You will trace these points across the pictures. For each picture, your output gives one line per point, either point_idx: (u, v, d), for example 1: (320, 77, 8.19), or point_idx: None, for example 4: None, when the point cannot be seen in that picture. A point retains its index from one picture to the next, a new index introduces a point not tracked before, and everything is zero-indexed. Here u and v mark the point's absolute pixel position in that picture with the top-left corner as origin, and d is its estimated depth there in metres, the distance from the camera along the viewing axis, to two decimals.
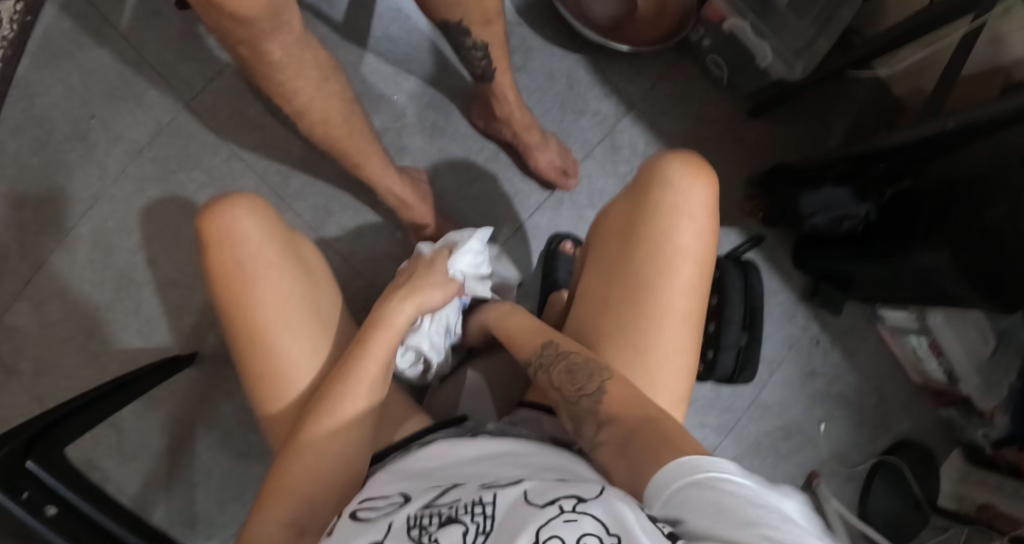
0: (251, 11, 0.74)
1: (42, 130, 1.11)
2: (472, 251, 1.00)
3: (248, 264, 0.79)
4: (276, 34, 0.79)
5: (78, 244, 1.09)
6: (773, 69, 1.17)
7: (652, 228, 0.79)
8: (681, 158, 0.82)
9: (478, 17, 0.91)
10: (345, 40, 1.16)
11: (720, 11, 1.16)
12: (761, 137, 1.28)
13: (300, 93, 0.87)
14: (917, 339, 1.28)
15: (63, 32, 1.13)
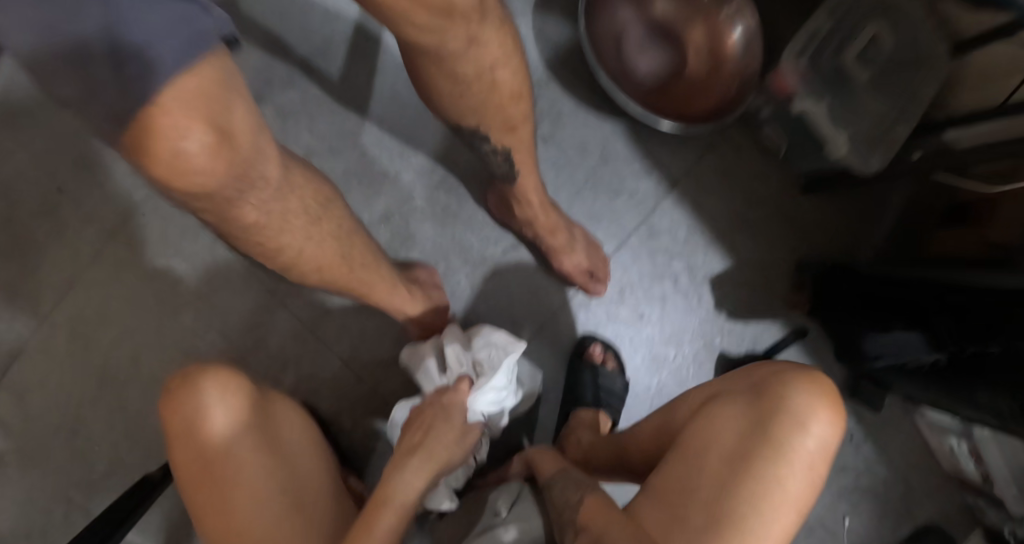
0: (214, 182, 0.61)
1: (9, 204, 1.00)
2: (495, 387, 0.91)
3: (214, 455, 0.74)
4: (252, 191, 0.66)
5: (54, 332, 1.01)
6: (845, 160, 1.00)
7: (762, 464, 0.67)
8: (811, 382, 0.70)
9: (500, 124, 0.78)
10: (342, 107, 1.04)
11: (788, 85, 0.99)
12: (815, 215, 1.13)
13: (288, 246, 0.75)
14: (956, 441, 1.16)
15: (27, 89, 1.00)
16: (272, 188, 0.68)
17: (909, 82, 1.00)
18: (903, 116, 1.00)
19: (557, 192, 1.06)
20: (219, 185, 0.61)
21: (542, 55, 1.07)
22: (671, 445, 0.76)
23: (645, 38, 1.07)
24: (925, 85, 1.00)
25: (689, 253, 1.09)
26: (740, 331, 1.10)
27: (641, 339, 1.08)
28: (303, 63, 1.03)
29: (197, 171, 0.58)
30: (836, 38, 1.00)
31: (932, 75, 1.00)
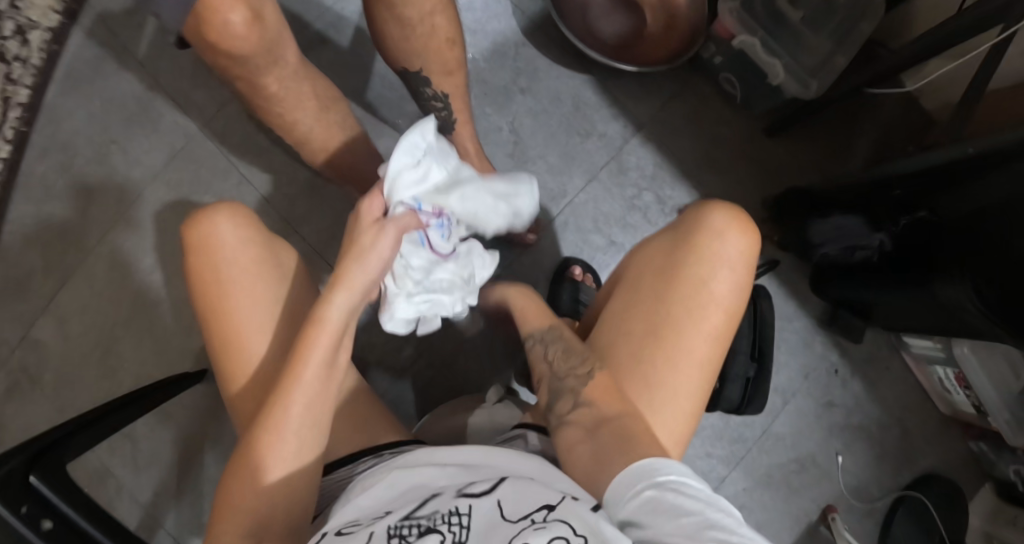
0: (247, 49, 0.77)
1: (67, 155, 1.16)
2: (410, 167, 0.83)
3: (228, 268, 0.78)
4: (273, 67, 0.81)
5: (97, 262, 1.14)
6: (785, 86, 1.13)
7: (693, 271, 0.78)
8: (731, 210, 0.80)
9: (440, 67, 0.94)
10: (351, 67, 1.17)
11: (727, 28, 1.12)
12: (781, 156, 1.23)
13: (301, 122, 0.88)
14: (942, 369, 1.19)
15: (88, 59, 1.18)
16: (289, 71, 0.83)
17: (846, 21, 1.13)
18: (841, 50, 1.12)
19: (535, 134, 1.16)
20: (251, 53, 0.77)
21: (520, 23, 1.20)
22: (614, 280, 0.85)
23: (609, 3, 1.18)
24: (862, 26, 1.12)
25: (657, 188, 1.18)
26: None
27: (617, 266, 1.15)
28: (319, 36, 1.18)
29: (236, 41, 0.75)
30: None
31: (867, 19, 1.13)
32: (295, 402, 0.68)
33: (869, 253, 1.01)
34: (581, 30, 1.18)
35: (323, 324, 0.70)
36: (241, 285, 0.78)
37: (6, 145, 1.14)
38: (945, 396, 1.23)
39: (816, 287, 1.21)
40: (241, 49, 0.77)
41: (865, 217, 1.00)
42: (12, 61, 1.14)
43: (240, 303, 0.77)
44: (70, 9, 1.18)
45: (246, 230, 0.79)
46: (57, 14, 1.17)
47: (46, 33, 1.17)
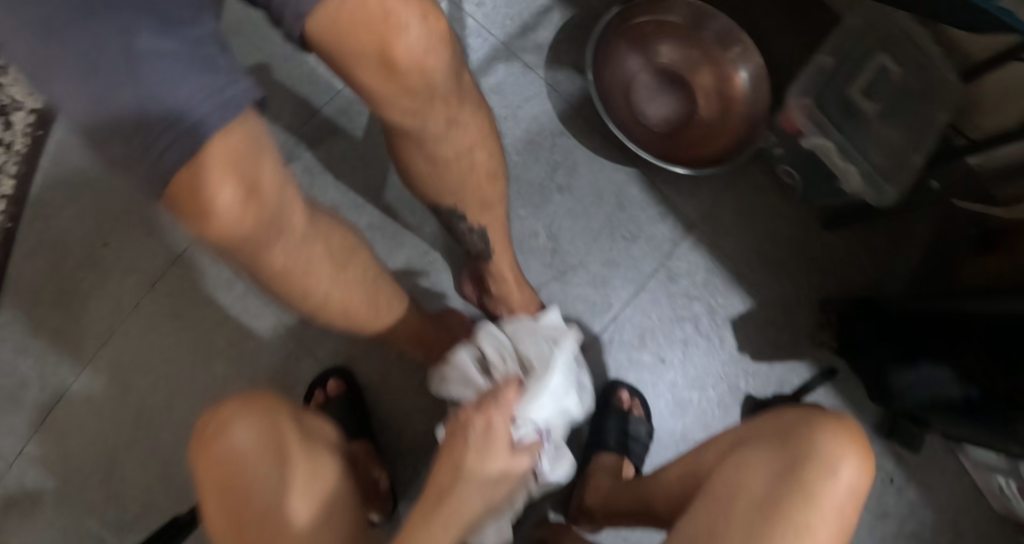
0: (244, 231, 0.65)
1: (59, 255, 1.05)
2: (552, 391, 0.84)
3: (240, 478, 0.60)
4: (277, 240, 0.69)
5: (94, 377, 1.05)
6: (860, 192, 1.01)
7: (789, 502, 0.64)
8: (841, 423, 0.68)
9: (476, 203, 0.82)
10: (369, 163, 1.06)
11: (795, 123, 1.00)
12: (839, 250, 1.12)
13: (315, 291, 0.75)
14: (1002, 478, 1.11)
15: (77, 150, 1.08)
16: (297, 239, 0.71)
17: (919, 108, 1.02)
18: (918, 145, 1.01)
19: (574, 239, 1.07)
20: (246, 235, 0.65)
21: (555, 106, 1.09)
22: (693, 489, 0.75)
23: (654, 85, 1.08)
24: (936, 112, 1.02)
25: (714, 298, 1.09)
26: (766, 372, 1.09)
27: (663, 384, 1.07)
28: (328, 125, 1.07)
29: (235, 225, 0.64)
30: (845, 72, 1.02)
31: (942, 103, 1.02)
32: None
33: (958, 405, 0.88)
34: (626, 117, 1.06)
35: None
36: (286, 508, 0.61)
37: None
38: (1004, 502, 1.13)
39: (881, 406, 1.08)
40: (240, 231, 0.65)
41: (951, 363, 0.88)
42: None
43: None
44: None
45: (265, 437, 0.62)
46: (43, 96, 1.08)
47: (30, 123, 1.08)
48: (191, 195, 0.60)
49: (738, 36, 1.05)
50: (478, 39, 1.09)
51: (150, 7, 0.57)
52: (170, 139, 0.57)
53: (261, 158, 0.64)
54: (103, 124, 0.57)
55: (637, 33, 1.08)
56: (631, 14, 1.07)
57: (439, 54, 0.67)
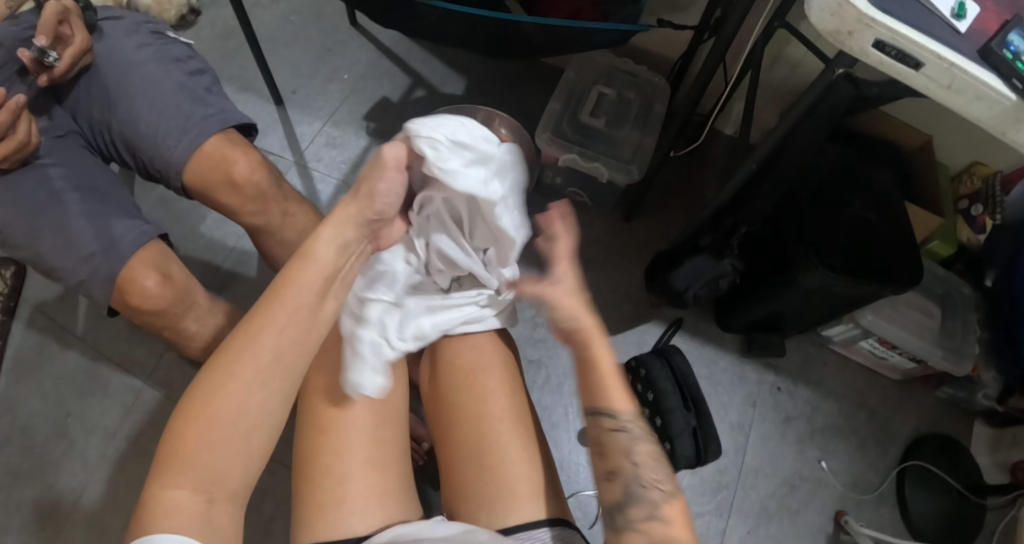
0: (163, 303, 0.95)
1: (27, 439, 1.24)
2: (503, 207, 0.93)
3: (343, 344, 0.87)
4: (189, 311, 0.99)
5: (74, 532, 1.19)
6: (615, 179, 1.25)
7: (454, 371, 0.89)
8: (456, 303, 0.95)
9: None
10: (261, 289, 1.31)
11: (551, 154, 1.26)
12: (645, 233, 1.34)
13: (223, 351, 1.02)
14: (867, 342, 1.28)
15: (32, 347, 1.31)
16: (205, 311, 1.01)
17: (642, 103, 1.31)
18: (648, 131, 1.28)
19: None
20: (166, 306, 0.95)
21: None
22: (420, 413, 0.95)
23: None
24: (654, 105, 1.31)
25: None
26: (623, 341, 1.26)
27: (540, 381, 1.22)
28: (228, 273, 1.32)
29: (153, 300, 0.94)
30: (574, 106, 1.30)
31: (657, 95, 1.31)
32: (246, 368, 0.71)
33: (729, 278, 1.17)
34: None
35: (310, 262, 0.78)
36: (361, 426, 0.82)
37: None
38: (884, 362, 1.32)
39: (721, 321, 1.30)
40: (159, 305, 0.95)
41: (710, 254, 1.15)
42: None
43: (346, 365, 0.85)
44: (8, 308, 1.32)
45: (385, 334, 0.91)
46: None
47: None
48: (129, 277, 0.92)
49: (503, 118, 1.29)
50: (324, 183, 1.37)
51: (86, 187, 0.94)
52: (115, 245, 0.91)
53: (172, 259, 0.97)
54: (73, 252, 0.90)
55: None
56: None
57: (263, 170, 0.99)
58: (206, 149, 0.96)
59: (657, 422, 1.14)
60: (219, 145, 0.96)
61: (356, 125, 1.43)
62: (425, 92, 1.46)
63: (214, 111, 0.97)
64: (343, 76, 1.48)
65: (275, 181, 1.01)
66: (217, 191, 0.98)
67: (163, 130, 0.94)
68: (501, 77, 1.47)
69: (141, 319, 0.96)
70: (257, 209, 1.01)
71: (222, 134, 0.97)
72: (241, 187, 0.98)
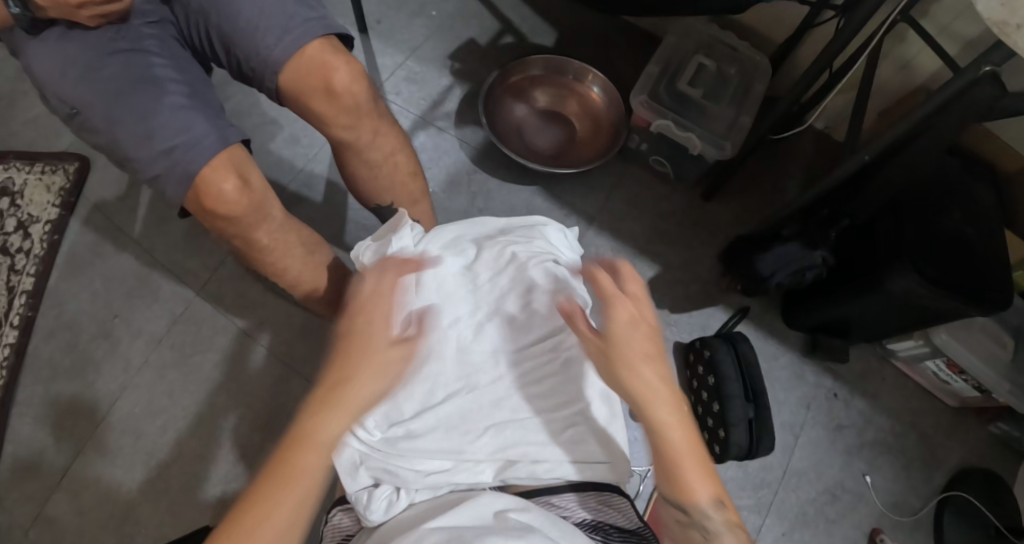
0: (238, 210, 0.91)
1: (72, 334, 1.25)
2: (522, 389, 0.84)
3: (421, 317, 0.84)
4: (262, 223, 0.94)
5: (109, 432, 1.19)
6: (706, 153, 1.21)
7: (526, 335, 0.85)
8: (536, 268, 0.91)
9: (403, 198, 1.04)
10: (327, 216, 1.28)
11: (644, 116, 1.22)
12: (721, 214, 1.30)
13: (288, 268, 1.00)
14: (933, 363, 1.23)
15: (87, 244, 1.31)
16: (276, 225, 0.96)
17: (742, 81, 1.26)
18: (743, 112, 1.23)
19: None
20: (240, 214, 0.91)
21: (468, 155, 1.32)
22: None
23: (539, 121, 1.29)
24: (755, 86, 1.25)
25: None
26: (687, 321, 1.25)
27: None
28: (293, 196, 1.29)
29: (230, 205, 0.90)
30: (671, 75, 1.25)
31: (758, 74, 1.26)
32: None
33: (818, 271, 1.14)
34: (519, 146, 1.26)
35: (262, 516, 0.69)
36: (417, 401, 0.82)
37: (14, 330, 1.24)
38: (944, 386, 1.26)
39: (787, 317, 1.27)
40: (234, 212, 0.91)
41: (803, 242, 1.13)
42: (14, 254, 1.29)
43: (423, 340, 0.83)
44: (67, 202, 1.33)
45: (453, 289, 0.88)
46: (55, 207, 1.32)
47: (48, 227, 1.31)
48: (207, 176, 0.88)
49: (591, 71, 1.29)
50: (401, 116, 1.34)
51: (175, 78, 0.90)
52: (196, 143, 0.87)
53: (251, 165, 0.93)
54: (158, 143, 0.86)
55: (515, 85, 1.30)
56: (507, 72, 1.29)
57: (361, 84, 0.95)
58: (307, 54, 0.92)
59: (712, 408, 1.14)
60: (320, 51, 0.92)
61: (438, 63, 1.39)
62: (514, 40, 1.41)
63: (317, 17, 0.93)
64: (431, 12, 1.43)
65: (372, 100, 0.97)
66: (311, 97, 0.94)
67: (265, 27, 0.90)
68: (593, 36, 1.41)
69: (216, 225, 0.93)
70: (349, 122, 0.97)
71: (324, 39, 0.93)
72: (338, 99, 0.94)
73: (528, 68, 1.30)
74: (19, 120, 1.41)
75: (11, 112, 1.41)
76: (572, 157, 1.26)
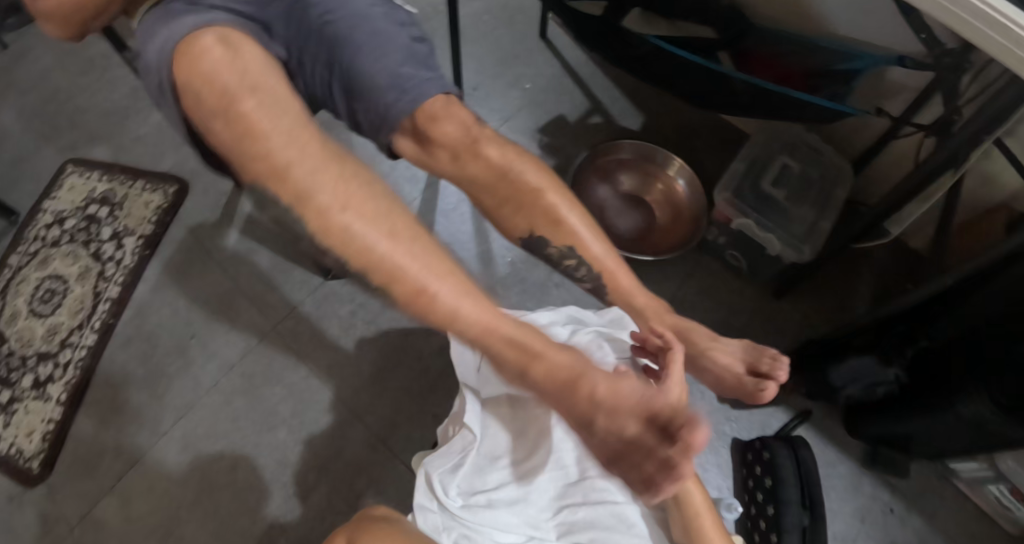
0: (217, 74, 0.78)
1: (149, 346, 1.30)
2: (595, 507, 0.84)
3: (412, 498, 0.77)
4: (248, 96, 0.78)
5: (168, 445, 1.22)
6: (784, 255, 1.22)
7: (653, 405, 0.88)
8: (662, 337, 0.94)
9: (544, 221, 0.97)
10: None
11: (726, 212, 1.24)
12: (791, 315, 1.31)
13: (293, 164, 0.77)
14: (997, 488, 1.20)
15: (175, 263, 1.37)
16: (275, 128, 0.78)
17: (823, 187, 1.29)
18: (822, 216, 1.25)
19: None
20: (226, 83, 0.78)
21: None
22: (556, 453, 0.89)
23: (621, 203, 1.33)
24: (836, 191, 1.28)
25: None
26: (748, 419, 1.26)
27: None
28: None
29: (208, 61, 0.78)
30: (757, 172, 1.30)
31: (841, 181, 1.29)
32: None
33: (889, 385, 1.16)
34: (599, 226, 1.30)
35: None
36: None
37: (94, 334, 1.30)
38: (1008, 513, 1.22)
39: (852, 426, 1.26)
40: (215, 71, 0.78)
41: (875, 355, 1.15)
42: (106, 262, 1.37)
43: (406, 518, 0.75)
44: (163, 221, 1.40)
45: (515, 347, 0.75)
46: (152, 224, 1.40)
47: (142, 242, 1.38)
48: (193, 49, 0.78)
49: (675, 159, 1.33)
50: None
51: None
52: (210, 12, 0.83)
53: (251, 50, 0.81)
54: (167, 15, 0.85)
55: (601, 166, 1.35)
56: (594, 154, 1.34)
57: (460, 119, 0.98)
58: (424, 106, 0.96)
59: (765, 511, 1.13)
60: (434, 103, 0.97)
61: (528, 134, 1.45)
62: (602, 120, 1.47)
63: (434, 75, 0.98)
64: (526, 86, 1.50)
65: (464, 131, 0.98)
66: (412, 147, 1.00)
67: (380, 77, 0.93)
68: (679, 126, 1.47)
69: (220, 137, 0.78)
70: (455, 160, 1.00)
71: (442, 96, 0.98)
72: (440, 143, 0.98)
73: (616, 151, 1.35)
74: (130, 138, 1.51)
75: (124, 131, 1.51)
76: (650, 243, 1.30)
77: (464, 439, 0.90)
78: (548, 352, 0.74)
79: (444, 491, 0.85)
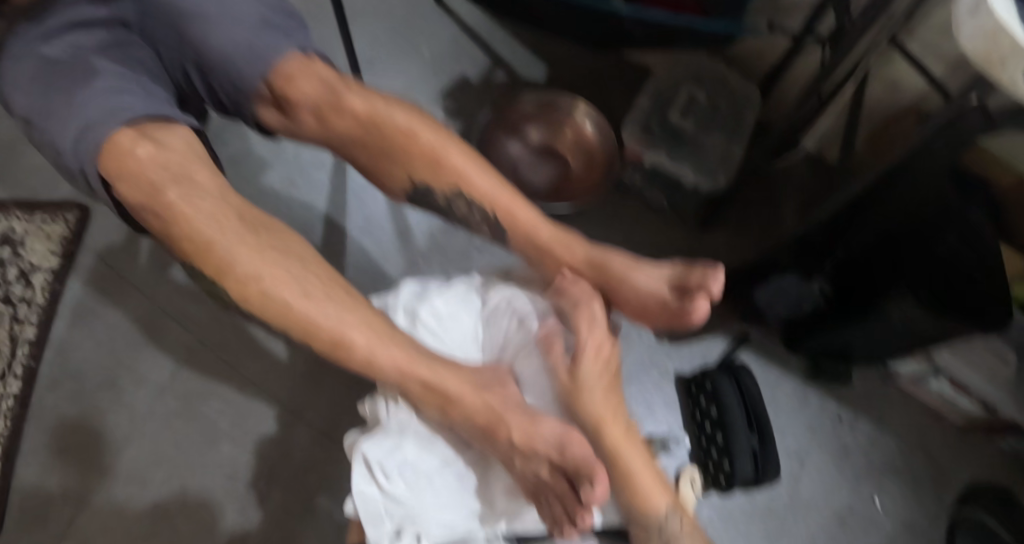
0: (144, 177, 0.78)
1: (76, 384, 1.25)
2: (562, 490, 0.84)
3: None
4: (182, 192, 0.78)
5: (115, 481, 1.19)
6: (700, 186, 1.23)
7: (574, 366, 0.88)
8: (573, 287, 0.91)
9: (426, 166, 0.89)
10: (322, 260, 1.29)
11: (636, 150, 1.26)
12: (719, 242, 1.30)
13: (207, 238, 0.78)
14: (935, 381, 1.23)
15: (90, 294, 1.31)
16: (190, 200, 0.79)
17: (731, 111, 1.29)
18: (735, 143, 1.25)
19: None
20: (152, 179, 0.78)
21: None
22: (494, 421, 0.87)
23: (532, 158, 1.30)
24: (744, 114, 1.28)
25: None
26: (688, 352, 1.29)
27: None
28: None
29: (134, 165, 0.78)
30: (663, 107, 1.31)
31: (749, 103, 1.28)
32: None
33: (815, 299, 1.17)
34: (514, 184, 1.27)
35: None
36: None
37: (17, 381, 1.25)
38: (949, 403, 1.25)
39: (790, 343, 1.28)
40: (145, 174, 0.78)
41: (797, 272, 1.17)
42: (17, 304, 1.31)
43: None
44: (69, 252, 1.34)
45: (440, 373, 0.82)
46: (57, 257, 1.33)
47: (50, 278, 1.31)
48: (117, 148, 0.78)
49: (579, 103, 1.29)
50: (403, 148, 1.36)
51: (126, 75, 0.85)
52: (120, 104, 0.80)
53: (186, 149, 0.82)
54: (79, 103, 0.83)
55: (506, 123, 1.30)
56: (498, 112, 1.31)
57: (318, 74, 0.90)
58: (280, 68, 0.89)
59: (716, 439, 1.13)
60: (290, 63, 0.90)
61: (432, 102, 1.40)
62: (505, 75, 1.43)
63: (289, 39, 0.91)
64: (422, 52, 1.45)
65: (325, 85, 0.90)
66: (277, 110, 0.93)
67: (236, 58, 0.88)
68: (585, 70, 1.43)
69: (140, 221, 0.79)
70: (322, 119, 0.92)
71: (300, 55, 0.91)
72: (302, 105, 0.91)
73: (519, 106, 1.31)
74: (18, 170, 1.43)
75: (11, 163, 1.43)
76: (567, 194, 1.27)
77: (399, 421, 0.84)
78: (461, 398, 0.80)
79: (386, 477, 0.81)
